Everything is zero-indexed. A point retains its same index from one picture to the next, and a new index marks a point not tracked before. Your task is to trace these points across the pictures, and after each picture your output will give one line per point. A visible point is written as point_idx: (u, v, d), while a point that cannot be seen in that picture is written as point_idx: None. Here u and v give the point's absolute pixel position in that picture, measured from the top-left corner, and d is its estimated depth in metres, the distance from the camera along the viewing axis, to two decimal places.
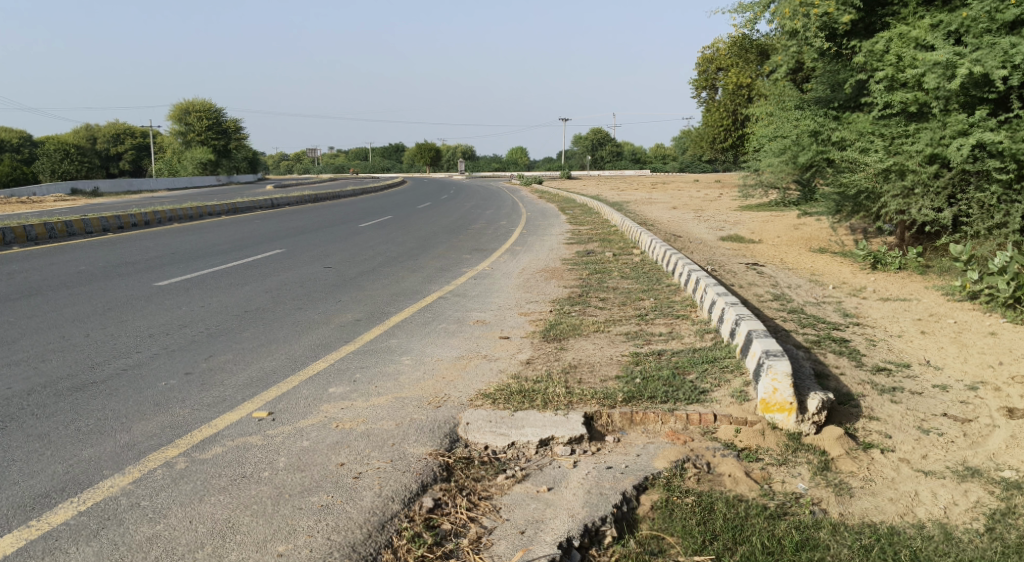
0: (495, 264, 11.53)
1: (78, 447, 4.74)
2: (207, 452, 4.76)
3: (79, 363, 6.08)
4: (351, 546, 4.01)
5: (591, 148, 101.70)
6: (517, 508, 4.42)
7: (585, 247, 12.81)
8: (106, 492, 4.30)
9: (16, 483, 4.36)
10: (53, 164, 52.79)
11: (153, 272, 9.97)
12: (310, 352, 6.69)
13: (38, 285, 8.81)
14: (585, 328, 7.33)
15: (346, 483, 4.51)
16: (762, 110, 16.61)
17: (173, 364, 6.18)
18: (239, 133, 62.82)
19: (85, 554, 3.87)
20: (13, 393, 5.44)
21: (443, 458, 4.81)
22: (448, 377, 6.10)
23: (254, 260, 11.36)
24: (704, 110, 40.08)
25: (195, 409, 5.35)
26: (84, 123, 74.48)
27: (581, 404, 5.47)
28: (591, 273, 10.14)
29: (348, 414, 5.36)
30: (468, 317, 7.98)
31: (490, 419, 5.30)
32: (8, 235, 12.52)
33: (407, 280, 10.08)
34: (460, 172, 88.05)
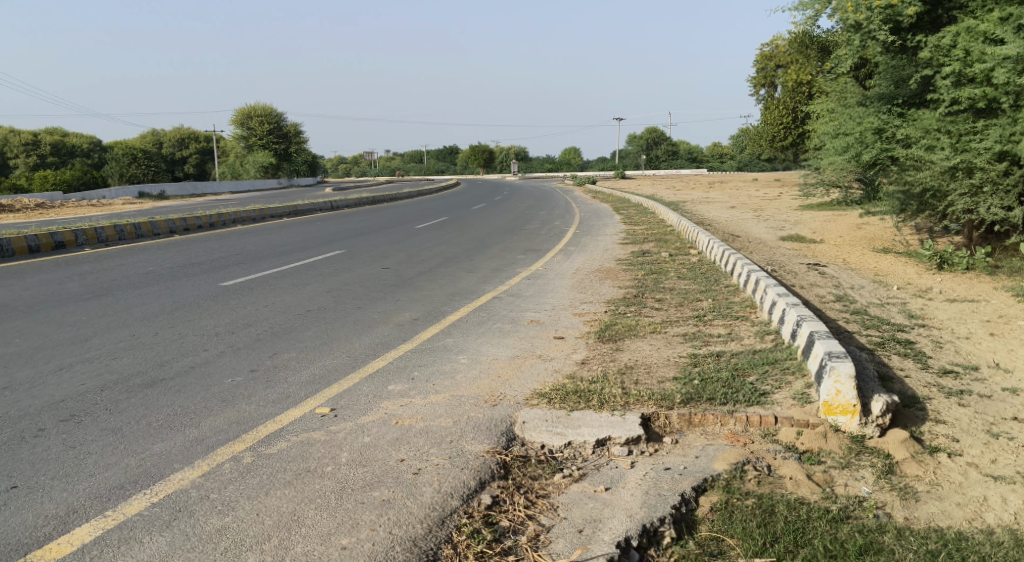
0: (551, 264, 11.57)
1: (149, 442, 4.90)
2: (272, 447, 4.88)
3: (149, 361, 6.28)
4: (412, 540, 4.09)
5: (647, 148, 100.99)
6: (575, 507, 4.44)
7: (641, 248, 12.76)
8: (177, 485, 4.44)
9: (92, 475, 4.51)
10: (121, 168, 54.77)
11: (217, 273, 10.24)
12: (369, 350, 6.80)
13: (109, 285, 9.13)
14: (641, 328, 7.30)
15: (406, 479, 4.58)
16: (823, 107, 16.32)
17: (238, 362, 6.35)
18: (298, 137, 64.10)
19: (158, 544, 4.00)
20: (88, 389, 5.64)
21: (500, 456, 4.86)
22: (505, 376, 6.13)
23: (314, 261, 11.59)
24: (763, 108, 39.41)
25: (260, 405, 5.49)
26: (151, 130, 76.86)
27: (638, 405, 5.46)
28: (647, 273, 10.10)
29: (407, 411, 5.43)
30: (523, 317, 8.03)
31: (547, 419, 5.31)
32: (80, 236, 12.99)
33: (464, 281, 10.17)
34: (513, 172, 88.45)
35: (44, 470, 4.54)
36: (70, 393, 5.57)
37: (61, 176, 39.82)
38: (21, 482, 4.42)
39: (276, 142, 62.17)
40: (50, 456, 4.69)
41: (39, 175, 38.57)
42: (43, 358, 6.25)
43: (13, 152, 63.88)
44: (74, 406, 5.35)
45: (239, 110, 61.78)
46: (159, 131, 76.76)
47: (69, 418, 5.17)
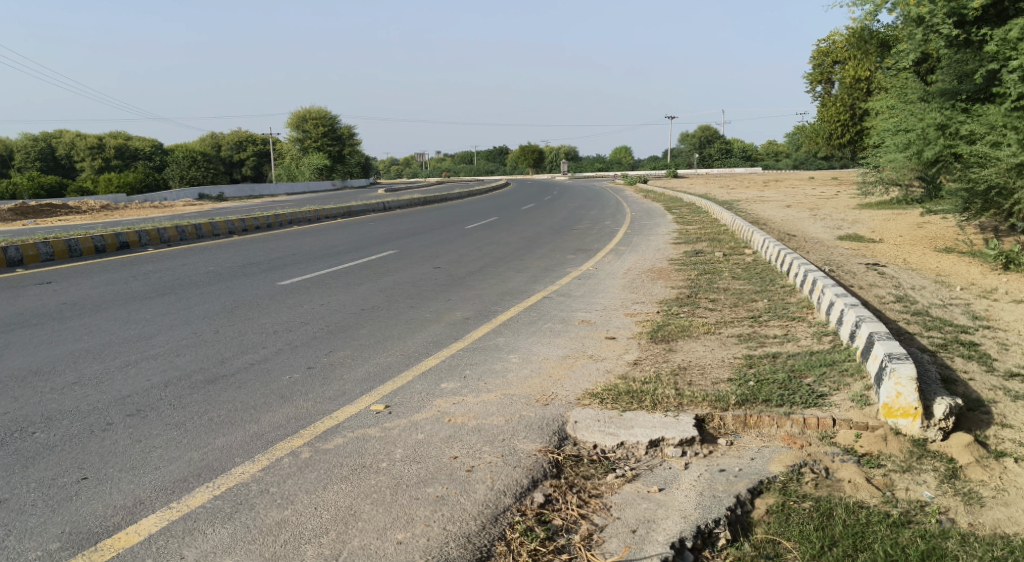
0: (602, 264, 11.52)
1: (211, 436, 5.03)
2: (330, 442, 4.97)
3: (210, 358, 6.44)
4: (466, 537, 4.12)
5: (699, 147, 99.81)
6: (628, 507, 4.42)
7: (694, 247, 12.63)
8: (238, 479, 4.55)
9: (157, 468, 4.65)
10: (182, 171, 56.38)
11: (275, 273, 10.45)
12: (422, 348, 6.87)
13: (171, 284, 9.39)
14: (695, 329, 7.24)
15: (459, 476, 4.62)
16: (882, 103, 15.94)
17: (296, 359, 6.48)
18: (352, 140, 64.93)
19: (220, 535, 4.10)
20: (153, 385, 5.81)
21: (553, 455, 4.87)
22: (556, 376, 6.13)
23: (368, 261, 11.73)
24: (820, 104, 38.59)
25: (317, 401, 5.60)
26: (209, 134, 78.64)
27: (692, 406, 5.42)
28: (701, 273, 10.00)
29: (460, 409, 5.48)
30: (574, 317, 8.02)
31: (599, 419, 5.31)
32: (143, 237, 13.35)
33: (516, 280, 10.19)
34: (562, 172, 88.28)
35: (112, 462, 4.68)
36: (136, 388, 5.74)
37: (125, 178, 41.13)
38: (90, 473, 4.56)
39: (330, 144, 63.07)
40: (118, 449, 4.83)
41: (104, 178, 39.91)
42: (110, 355, 6.46)
43: (80, 156, 66.17)
44: (139, 402, 5.52)
45: (295, 114, 62.93)
46: (218, 134, 78.69)
47: (135, 412, 5.33)
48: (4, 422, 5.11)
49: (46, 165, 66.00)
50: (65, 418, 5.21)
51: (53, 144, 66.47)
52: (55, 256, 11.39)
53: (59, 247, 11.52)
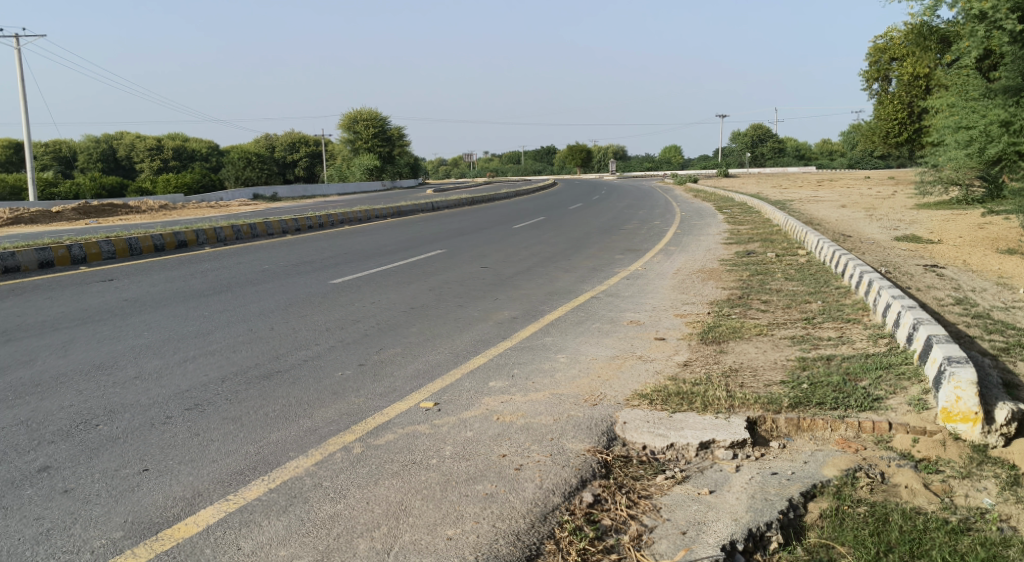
0: (652, 264, 11.45)
1: (267, 431, 5.14)
2: (380, 438, 5.04)
3: (265, 354, 6.58)
4: (515, 535, 4.14)
5: (751, 146, 98.44)
6: (678, 508, 4.40)
7: (745, 248, 12.47)
8: (293, 472, 4.65)
9: (215, 460, 4.76)
10: (237, 172, 57.59)
11: (327, 271, 10.61)
12: (471, 347, 6.92)
13: (227, 282, 9.59)
14: (746, 331, 7.15)
15: (508, 474, 4.64)
16: (942, 101, 15.55)
17: (347, 356, 6.58)
18: (402, 140, 65.52)
19: (276, 527, 4.18)
20: (211, 380, 5.96)
21: (601, 455, 4.86)
22: (605, 376, 6.13)
23: (418, 260, 11.84)
24: (877, 102, 37.76)
25: (369, 397, 5.67)
26: (263, 135, 80.13)
27: (744, 409, 5.36)
28: (752, 274, 9.87)
29: (508, 408, 5.51)
30: (623, 317, 8.00)
31: (648, 420, 5.28)
32: (201, 236, 13.66)
33: (564, 280, 10.19)
34: (611, 172, 87.86)
35: (172, 454, 4.81)
36: (194, 383, 5.89)
37: (183, 179, 42.15)
38: (151, 465, 4.69)
39: (380, 145, 63.76)
40: (177, 442, 4.96)
41: (163, 178, 40.95)
42: (169, 350, 6.63)
43: (139, 157, 67.98)
44: (197, 396, 5.66)
45: (347, 115, 63.83)
46: (272, 135, 80.15)
47: (193, 406, 5.47)
48: (70, 414, 5.28)
49: (107, 166, 67.94)
50: (127, 411, 5.37)
51: (114, 145, 68.40)
52: (116, 254, 11.70)
53: (120, 245, 11.83)
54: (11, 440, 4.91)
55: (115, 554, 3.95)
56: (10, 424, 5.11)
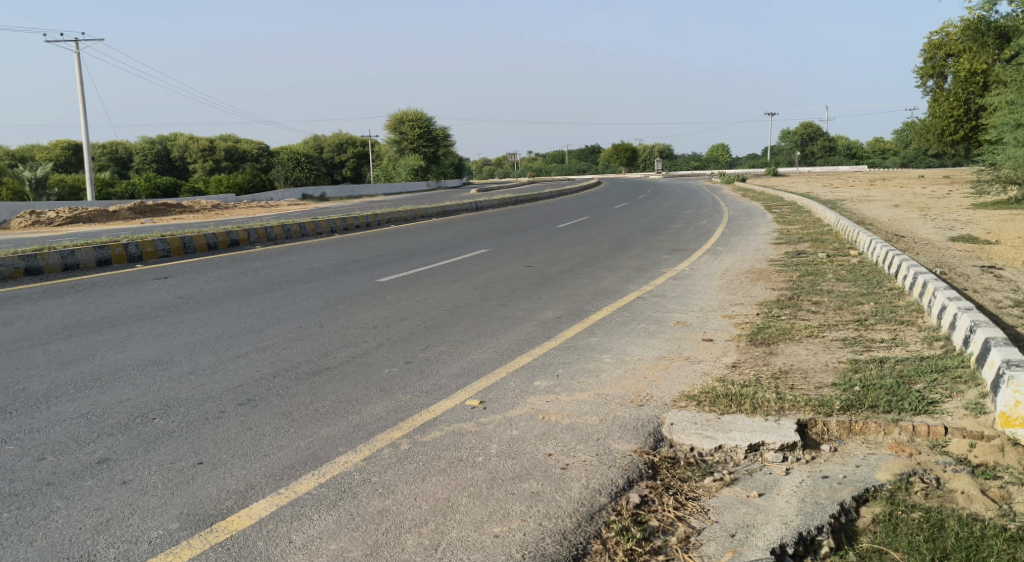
0: (699, 264, 11.34)
1: (317, 426, 5.22)
2: (427, 435, 5.08)
3: (314, 351, 6.68)
4: (562, 534, 4.15)
5: (800, 144, 96.87)
6: (726, 511, 4.36)
7: (795, 248, 12.28)
8: (342, 467, 4.71)
9: (267, 455, 4.85)
10: (287, 172, 58.56)
11: (374, 270, 10.71)
12: (516, 345, 6.94)
13: (277, 280, 9.75)
14: (796, 332, 7.05)
15: (554, 473, 4.65)
16: (1000, 98, 15.13)
17: (394, 353, 6.65)
18: (447, 141, 65.87)
19: (326, 521, 4.24)
20: (262, 376, 6.07)
21: (648, 456, 4.84)
22: (651, 377, 6.09)
23: (463, 259, 11.89)
24: (932, 100, 36.85)
25: (415, 394, 5.73)
26: (312, 137, 81.26)
27: (794, 411, 5.29)
28: (803, 275, 9.72)
29: (554, 407, 5.51)
30: (669, 318, 7.94)
31: (696, 421, 5.24)
32: (252, 235, 13.90)
33: (610, 280, 10.14)
34: (656, 172, 87.22)
35: (225, 448, 4.91)
36: (246, 379, 6.00)
37: (234, 179, 42.95)
38: (205, 458, 4.79)
39: (426, 145, 64.18)
40: (230, 436, 5.06)
41: (215, 179, 41.76)
42: (222, 347, 6.77)
43: (192, 158, 69.47)
44: (250, 391, 5.77)
45: (393, 116, 64.36)
46: (320, 136, 81.25)
47: (246, 401, 5.57)
48: (127, 408, 5.43)
49: (161, 167, 69.56)
50: (182, 405, 5.49)
51: (168, 146, 69.99)
52: (171, 252, 11.97)
53: (174, 244, 12.10)
54: (72, 432, 5.06)
55: (172, 545, 4.05)
56: (71, 417, 5.26)
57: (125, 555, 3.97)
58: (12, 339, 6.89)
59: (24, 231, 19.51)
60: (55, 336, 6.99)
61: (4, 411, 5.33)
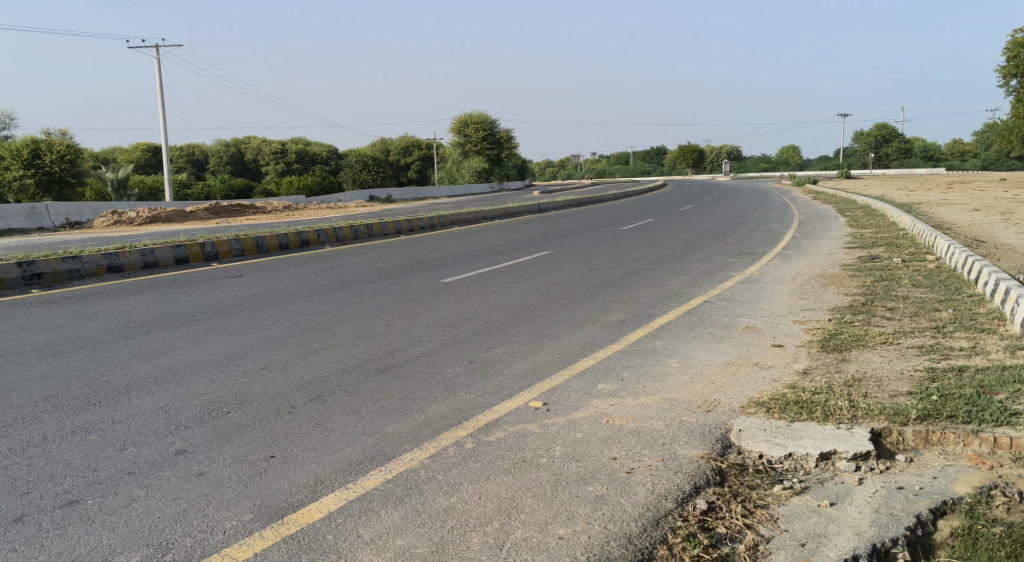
0: (767, 268, 11.13)
1: (384, 422, 5.30)
2: (492, 435, 5.11)
3: (381, 348, 6.78)
4: (627, 538, 4.12)
5: (874, 146, 94.24)
6: (796, 520, 4.27)
7: (869, 253, 11.95)
8: (408, 464, 4.77)
9: (336, 450, 4.94)
10: (354, 175, 59.68)
11: (439, 271, 10.81)
12: (580, 348, 6.92)
13: (345, 280, 9.92)
14: (870, 339, 6.86)
15: (619, 477, 4.62)
16: None
17: (458, 353, 6.70)
18: (512, 143, 66.11)
19: (393, 516, 4.30)
20: (331, 372, 6.19)
21: (715, 462, 4.77)
22: (718, 383, 6.01)
23: (527, 261, 11.92)
24: (1015, 100, 35.43)
25: (479, 394, 5.76)
26: (379, 140, 82.57)
27: (867, 419, 5.14)
28: (877, 280, 9.46)
29: (618, 411, 5.48)
30: (737, 323, 7.82)
31: (765, 428, 5.14)
32: (321, 235, 14.17)
33: (675, 283, 10.04)
34: (722, 173, 85.88)
35: (296, 443, 5.02)
36: (316, 375, 6.13)
37: (304, 180, 43.93)
38: (277, 452, 4.91)
39: (490, 148, 64.61)
40: (300, 431, 5.17)
41: (286, 181, 42.78)
42: (293, 343, 6.92)
43: (264, 160, 71.23)
44: (319, 387, 5.89)
45: (458, 119, 64.80)
46: (387, 138, 82.50)
47: (316, 397, 5.69)
48: (203, 402, 5.59)
49: (235, 169, 71.55)
50: (255, 400, 5.64)
51: (242, 149, 71.95)
52: (245, 252, 12.30)
53: (248, 244, 12.43)
54: (152, 424, 5.24)
55: (245, 536, 4.16)
56: (150, 410, 5.45)
57: (201, 544, 4.09)
58: (95, 333, 7.16)
59: (106, 230, 20.28)
60: (136, 330, 7.26)
61: (88, 402, 5.54)
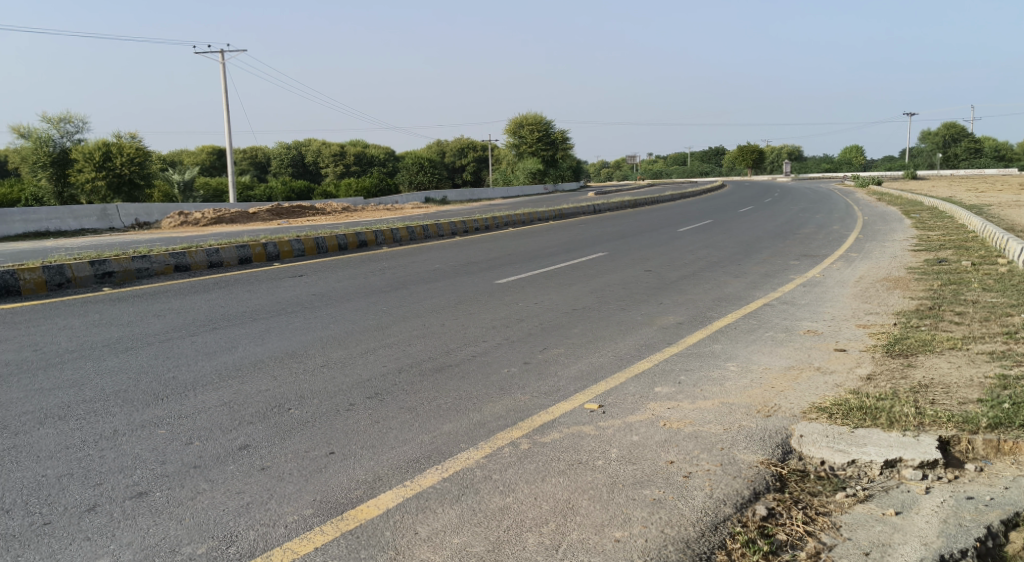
0: (829, 271, 10.90)
1: (440, 421, 5.34)
2: (547, 436, 5.12)
3: (437, 348, 6.84)
4: (685, 542, 4.08)
5: (941, 146, 91.59)
6: (859, 528, 4.17)
7: (936, 256, 11.61)
8: (464, 463, 4.80)
9: (393, 447, 5.00)
10: (411, 177, 60.39)
11: (495, 271, 10.86)
12: (636, 351, 6.87)
13: (402, 280, 10.02)
14: (938, 344, 6.66)
15: (676, 481, 4.58)
16: None
17: (513, 354, 6.72)
18: (567, 144, 66.06)
19: (449, 515, 4.33)
20: (388, 371, 6.26)
21: (776, 468, 4.69)
22: (779, 387, 5.90)
23: (582, 262, 11.89)
24: None
25: (534, 395, 5.77)
26: (436, 142, 83.38)
27: (935, 427, 5.00)
28: (944, 284, 9.18)
29: (675, 414, 5.42)
30: (798, 326, 7.67)
31: (827, 434, 5.03)
32: (378, 236, 14.35)
33: (733, 286, 9.90)
34: (782, 172, 84.40)
35: (355, 439, 5.10)
36: (374, 373, 6.20)
37: (362, 182, 44.64)
38: (337, 449, 4.98)
39: (545, 149, 64.68)
40: (359, 428, 5.25)
41: (344, 183, 43.45)
42: (352, 342, 7.02)
43: (324, 163, 72.39)
44: (377, 385, 5.97)
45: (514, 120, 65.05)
46: (443, 140, 83.21)
47: (374, 395, 5.76)
48: (266, 398, 5.71)
49: (296, 171, 72.92)
50: (315, 397, 5.74)
51: (302, 152, 73.30)
52: (305, 252, 12.53)
53: (308, 244, 12.67)
54: (217, 419, 5.37)
55: (306, 530, 4.23)
56: (214, 405, 5.59)
57: (264, 538, 4.18)
58: (163, 330, 7.37)
59: (173, 231, 20.91)
60: (201, 328, 7.45)
61: (157, 397, 5.71)
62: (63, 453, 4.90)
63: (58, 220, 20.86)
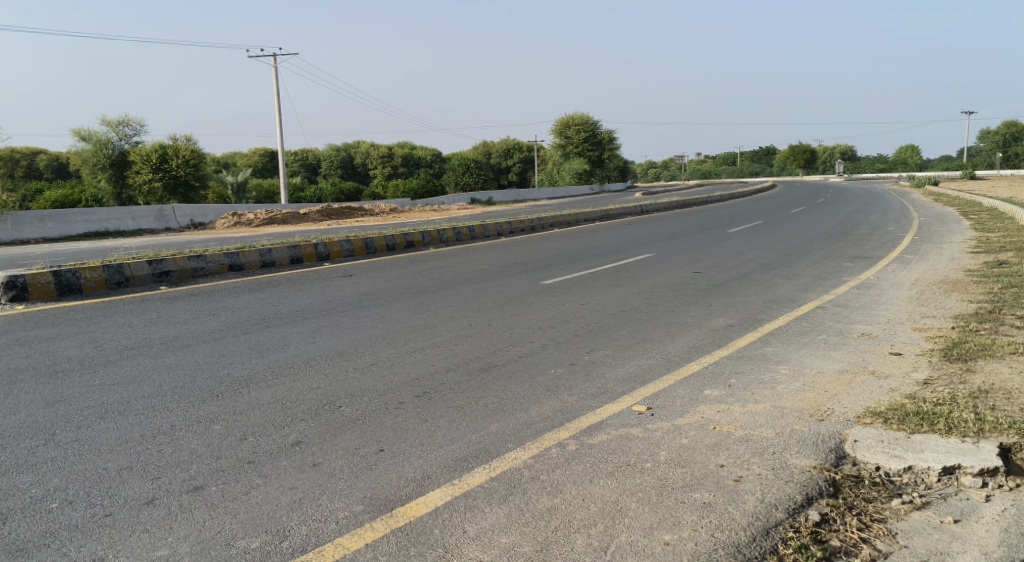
0: (883, 272, 10.67)
1: (487, 421, 5.36)
2: (594, 438, 5.10)
3: (484, 348, 6.87)
4: (736, 546, 4.03)
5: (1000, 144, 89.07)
6: (916, 536, 4.08)
7: (996, 257, 11.29)
8: (512, 463, 4.81)
9: (441, 446, 5.03)
10: (457, 177, 60.76)
11: (542, 272, 10.86)
12: (684, 353, 6.81)
13: (449, 280, 10.08)
14: (998, 348, 6.47)
15: (727, 484, 4.52)
16: None
17: (561, 354, 6.71)
18: (614, 144, 65.80)
19: (498, 514, 4.34)
20: (436, 370, 6.31)
21: (829, 473, 4.61)
22: (832, 391, 5.80)
23: (630, 263, 11.83)
24: None
25: (582, 396, 5.76)
26: (482, 143, 83.74)
27: (996, 434, 4.86)
28: (1005, 287, 8.93)
29: (725, 417, 5.36)
30: (851, 329, 7.52)
31: (882, 439, 4.92)
32: (425, 236, 14.46)
33: (784, 288, 9.75)
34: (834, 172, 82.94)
35: (404, 437, 5.14)
36: (421, 372, 6.25)
37: (410, 183, 45.04)
38: (386, 446, 5.03)
39: (591, 149, 64.52)
40: (408, 426, 5.29)
41: (392, 184, 43.88)
42: (400, 341, 7.09)
43: (372, 164, 73.17)
44: (425, 384, 6.01)
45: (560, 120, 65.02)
46: (489, 141, 83.49)
47: (422, 394, 5.81)
48: (317, 395, 5.80)
49: (344, 173, 73.86)
50: (364, 395, 5.80)
51: (350, 153, 74.22)
52: (355, 252, 12.69)
53: (358, 244, 12.82)
54: (270, 416, 5.47)
55: (357, 527, 4.28)
56: (268, 401, 5.69)
57: (316, 533, 4.24)
58: (217, 328, 7.52)
59: (227, 231, 21.38)
60: (254, 326, 7.59)
61: (212, 393, 5.83)
62: (123, 447, 5.04)
63: (117, 220, 21.44)
